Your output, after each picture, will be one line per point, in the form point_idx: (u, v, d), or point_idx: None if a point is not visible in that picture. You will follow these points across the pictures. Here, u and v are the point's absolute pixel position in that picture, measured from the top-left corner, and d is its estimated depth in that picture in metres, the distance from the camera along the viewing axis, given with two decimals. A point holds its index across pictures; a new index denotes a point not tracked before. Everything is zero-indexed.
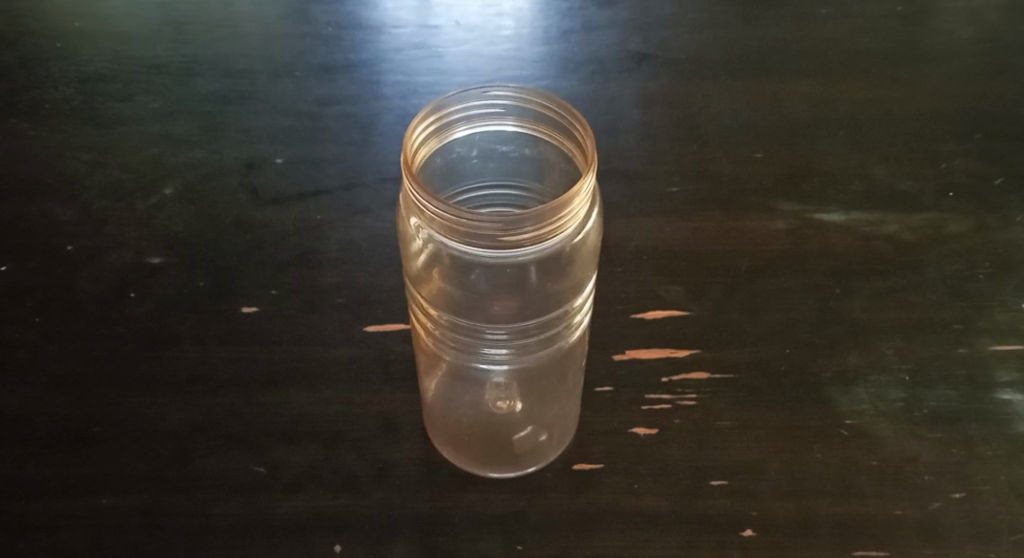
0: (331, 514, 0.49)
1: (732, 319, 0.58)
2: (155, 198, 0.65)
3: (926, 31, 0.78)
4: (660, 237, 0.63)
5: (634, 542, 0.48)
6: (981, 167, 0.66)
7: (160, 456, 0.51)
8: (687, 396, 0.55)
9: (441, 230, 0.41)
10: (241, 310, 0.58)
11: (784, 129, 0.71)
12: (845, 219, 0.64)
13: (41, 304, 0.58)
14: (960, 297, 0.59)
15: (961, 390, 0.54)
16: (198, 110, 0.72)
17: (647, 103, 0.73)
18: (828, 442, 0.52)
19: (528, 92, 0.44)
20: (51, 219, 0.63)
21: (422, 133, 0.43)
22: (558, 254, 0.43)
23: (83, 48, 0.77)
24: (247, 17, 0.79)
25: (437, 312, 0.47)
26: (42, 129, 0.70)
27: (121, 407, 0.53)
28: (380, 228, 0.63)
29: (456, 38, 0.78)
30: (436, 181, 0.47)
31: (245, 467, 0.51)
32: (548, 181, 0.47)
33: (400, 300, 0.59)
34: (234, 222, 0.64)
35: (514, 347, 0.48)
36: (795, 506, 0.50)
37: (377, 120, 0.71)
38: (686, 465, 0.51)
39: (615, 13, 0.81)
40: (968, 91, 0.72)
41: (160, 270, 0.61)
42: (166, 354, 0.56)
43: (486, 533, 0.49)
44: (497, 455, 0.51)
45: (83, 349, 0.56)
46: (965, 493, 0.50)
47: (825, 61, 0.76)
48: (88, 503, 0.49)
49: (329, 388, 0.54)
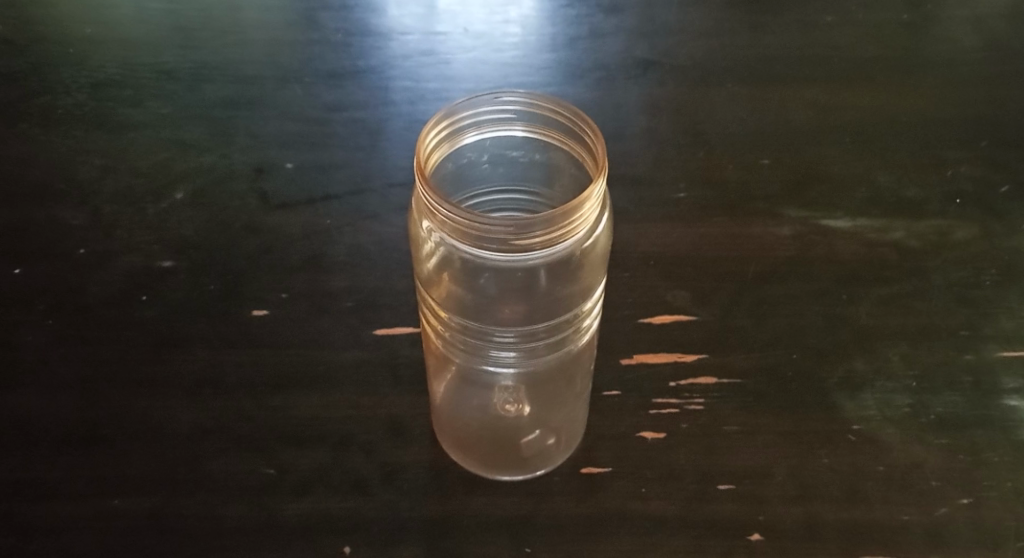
0: (340, 517, 0.49)
1: (739, 325, 0.59)
2: (165, 202, 0.66)
3: (929, 39, 0.79)
4: (666, 243, 0.63)
5: (641, 546, 0.48)
6: (986, 174, 0.67)
7: (169, 458, 0.52)
8: (694, 400, 0.55)
9: (452, 233, 0.41)
10: (250, 313, 0.59)
11: (789, 135, 0.71)
12: (851, 225, 0.64)
13: (52, 307, 0.59)
14: (966, 304, 0.59)
15: (966, 395, 0.55)
16: (208, 116, 0.72)
17: (653, 109, 0.73)
18: (834, 448, 0.52)
19: (538, 98, 0.45)
20: (62, 224, 0.64)
21: (434, 138, 0.43)
22: (567, 258, 0.44)
23: (94, 54, 0.77)
24: (256, 24, 0.80)
25: (447, 315, 0.48)
26: (53, 134, 0.71)
27: (130, 410, 0.54)
28: (388, 233, 0.64)
29: (463, 44, 0.78)
30: (447, 186, 0.47)
31: (254, 469, 0.51)
32: (558, 187, 0.48)
33: (408, 304, 0.60)
34: (243, 226, 0.64)
35: (523, 350, 0.49)
36: (801, 511, 0.50)
37: (386, 126, 0.71)
38: (693, 469, 0.52)
39: (621, 21, 0.81)
40: (973, 99, 0.73)
41: (170, 274, 0.61)
42: (176, 357, 0.56)
43: (494, 536, 0.49)
44: (505, 458, 0.51)
45: (93, 353, 0.56)
46: (971, 499, 0.50)
47: (829, 68, 0.76)
48: (98, 505, 0.49)
49: (338, 391, 0.55)
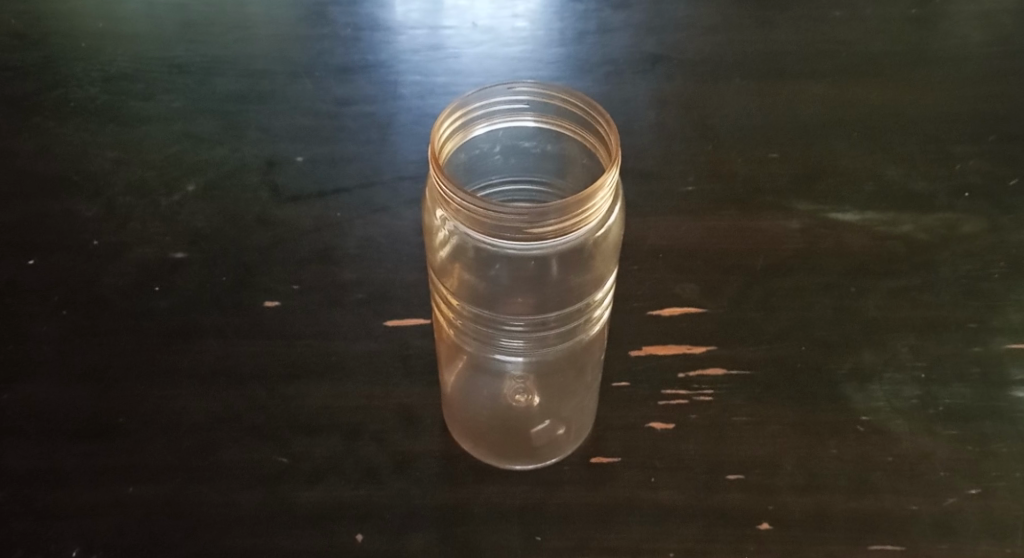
0: (352, 505, 0.50)
1: (747, 317, 0.59)
2: (177, 195, 0.66)
3: (937, 34, 0.79)
4: (675, 237, 0.63)
5: (652, 535, 0.49)
6: (994, 168, 0.67)
7: (183, 447, 0.52)
8: (704, 392, 0.55)
9: (466, 221, 0.42)
10: (262, 304, 0.59)
11: (798, 129, 0.71)
12: (858, 219, 0.64)
13: (66, 298, 0.59)
14: (974, 296, 0.59)
15: (975, 387, 0.55)
16: (219, 110, 0.73)
17: (660, 104, 0.73)
18: (843, 439, 0.53)
19: (551, 89, 0.45)
20: (76, 216, 0.64)
21: (447, 127, 0.44)
22: (579, 247, 0.44)
23: (105, 49, 0.78)
24: (266, 19, 0.81)
25: (459, 304, 0.48)
26: (67, 127, 0.71)
27: (145, 399, 0.54)
28: (399, 226, 0.64)
29: (472, 39, 0.79)
30: (460, 176, 0.48)
31: (267, 458, 0.52)
32: (569, 177, 0.48)
33: (418, 296, 0.60)
34: (255, 219, 0.65)
35: (534, 338, 0.49)
36: (811, 501, 0.50)
37: (395, 120, 0.72)
38: (702, 459, 0.52)
39: (629, 15, 0.81)
40: (980, 94, 0.73)
41: (182, 265, 0.62)
42: (189, 347, 0.57)
43: (505, 525, 0.49)
44: (516, 447, 0.52)
45: (108, 344, 0.57)
46: (979, 489, 0.50)
47: (838, 63, 0.76)
48: (114, 492, 0.50)
49: (350, 382, 0.55)
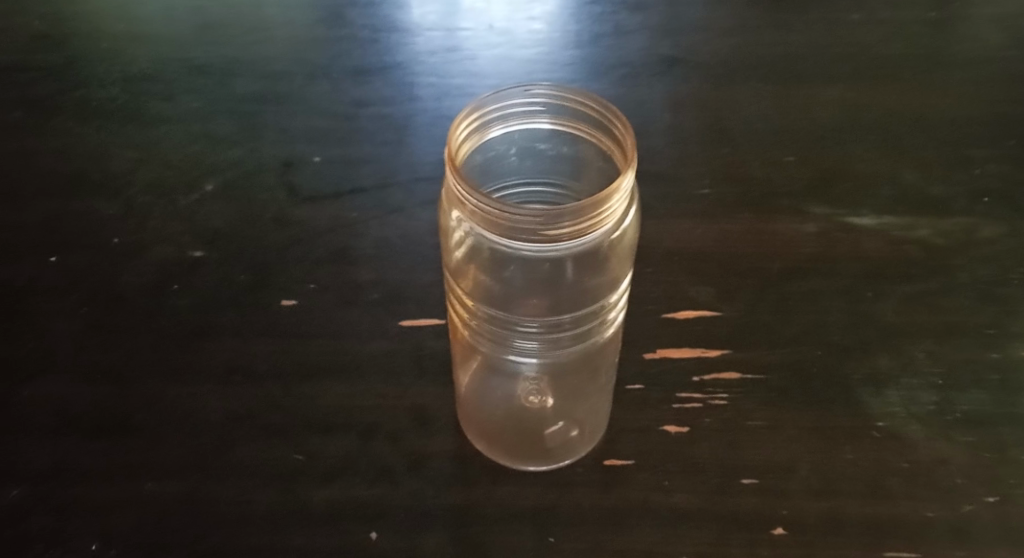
0: (365, 505, 0.50)
1: (762, 321, 0.59)
2: (196, 195, 0.67)
3: (957, 36, 0.78)
4: (689, 240, 0.63)
5: (665, 538, 0.48)
6: (1014, 172, 0.66)
7: (200, 444, 0.52)
8: (718, 395, 0.55)
9: (482, 223, 0.42)
10: (279, 304, 0.60)
11: (815, 132, 0.71)
12: (876, 223, 0.64)
13: (88, 297, 0.60)
14: (993, 302, 0.59)
15: (993, 394, 0.54)
16: (237, 111, 0.73)
17: (677, 106, 0.73)
18: (859, 443, 0.52)
19: (567, 91, 0.46)
20: (97, 215, 0.65)
21: (464, 130, 0.44)
22: (594, 249, 0.44)
23: (127, 50, 0.79)
24: (284, 22, 0.81)
25: (474, 304, 0.49)
26: (88, 126, 0.72)
27: (162, 396, 0.55)
28: (414, 227, 0.65)
29: (488, 41, 0.79)
30: (475, 178, 0.48)
31: (282, 457, 0.52)
32: (585, 179, 0.48)
33: (433, 296, 0.60)
34: (272, 218, 0.65)
35: (548, 340, 0.50)
36: (825, 505, 0.50)
37: (411, 121, 0.72)
38: (716, 463, 0.52)
39: (645, 18, 0.82)
40: (1000, 98, 0.72)
41: (200, 264, 0.62)
42: (206, 346, 0.57)
43: (517, 525, 0.49)
44: (529, 448, 0.52)
45: (126, 342, 0.57)
46: (996, 496, 0.50)
47: (856, 66, 0.76)
48: (133, 489, 0.50)
49: (364, 382, 0.55)
